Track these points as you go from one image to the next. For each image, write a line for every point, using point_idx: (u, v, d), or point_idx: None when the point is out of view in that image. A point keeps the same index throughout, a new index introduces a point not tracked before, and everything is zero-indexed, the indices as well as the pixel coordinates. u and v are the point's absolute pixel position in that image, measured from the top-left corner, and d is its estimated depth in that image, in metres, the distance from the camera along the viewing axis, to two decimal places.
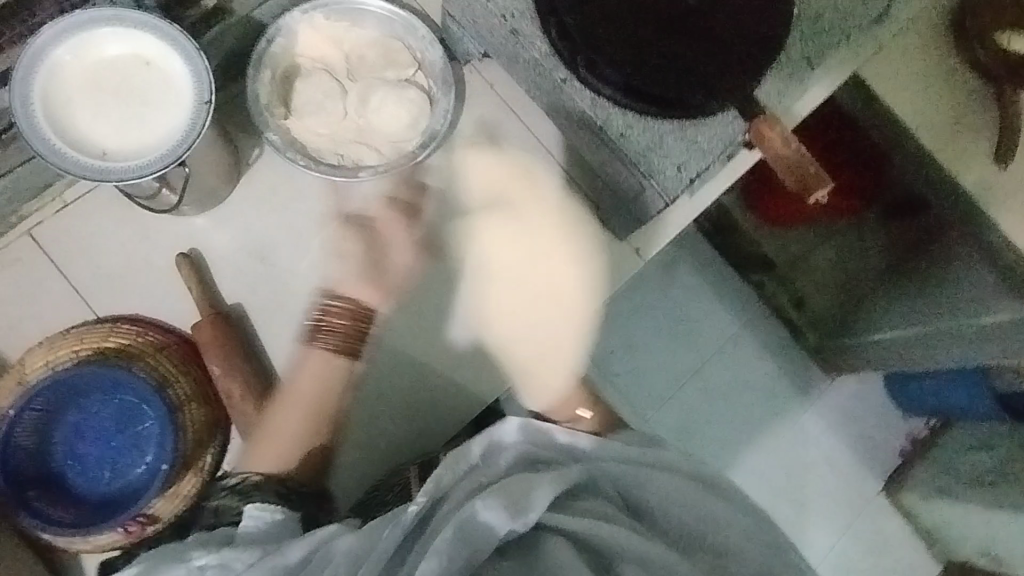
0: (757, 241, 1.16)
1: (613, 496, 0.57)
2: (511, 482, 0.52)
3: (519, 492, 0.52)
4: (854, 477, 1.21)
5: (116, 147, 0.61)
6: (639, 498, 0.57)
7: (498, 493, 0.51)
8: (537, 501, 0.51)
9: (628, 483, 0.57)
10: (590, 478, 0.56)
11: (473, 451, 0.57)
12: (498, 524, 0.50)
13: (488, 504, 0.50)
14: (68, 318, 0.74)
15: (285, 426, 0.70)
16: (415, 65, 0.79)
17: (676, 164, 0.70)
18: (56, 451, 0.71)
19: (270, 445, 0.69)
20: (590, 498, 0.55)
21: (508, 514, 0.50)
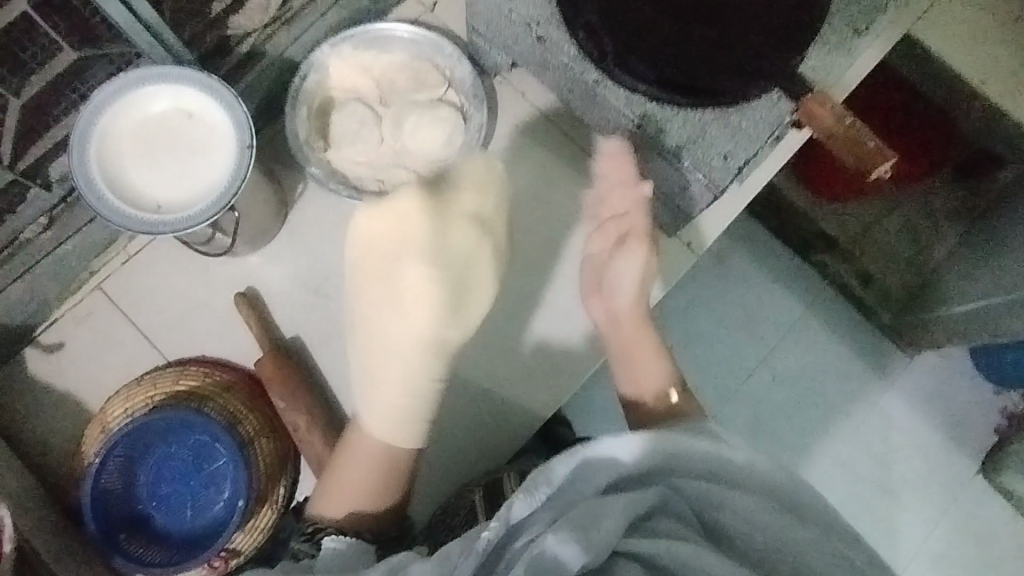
0: (817, 219, 1.09)
1: (690, 518, 0.54)
2: (582, 511, 0.50)
3: (593, 524, 0.49)
4: (946, 459, 1.13)
5: (168, 199, 0.63)
6: (720, 521, 0.54)
7: (568, 523, 0.49)
8: (609, 528, 0.49)
9: (706, 502, 0.54)
10: (664, 501, 0.54)
11: (555, 474, 0.53)
12: (571, 559, 0.48)
13: (558, 539, 0.49)
14: (141, 364, 0.77)
15: (360, 481, 0.68)
16: (446, 83, 0.80)
17: (722, 153, 0.67)
18: (141, 493, 0.74)
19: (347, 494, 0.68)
20: (666, 520, 0.53)
21: (581, 547, 0.48)
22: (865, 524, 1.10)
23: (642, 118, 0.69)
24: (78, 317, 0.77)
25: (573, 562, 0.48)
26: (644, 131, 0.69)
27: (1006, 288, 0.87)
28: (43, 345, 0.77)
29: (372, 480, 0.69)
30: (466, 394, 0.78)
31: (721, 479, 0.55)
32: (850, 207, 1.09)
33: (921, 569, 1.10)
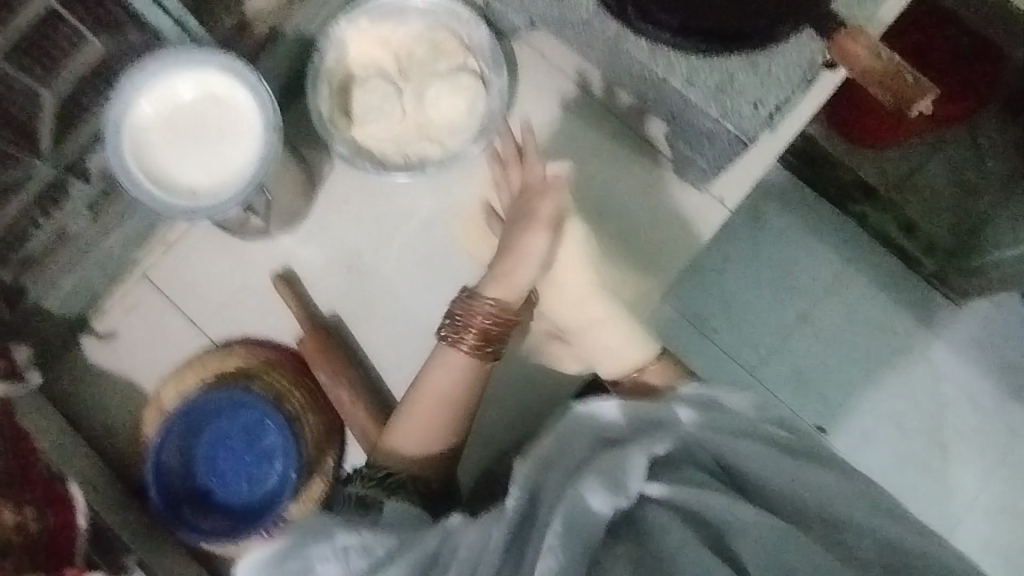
0: (853, 164, 1.05)
1: (715, 469, 0.55)
2: (604, 462, 0.53)
3: (616, 471, 0.52)
4: (999, 408, 1.10)
5: (201, 184, 0.65)
6: (748, 471, 0.55)
7: (595, 475, 0.52)
8: (635, 471, 0.52)
9: (724, 451, 0.55)
10: (687, 450, 0.55)
11: (557, 435, 0.57)
12: (602, 507, 0.51)
13: (590, 487, 0.51)
14: (189, 348, 0.80)
15: (424, 425, 0.68)
16: (464, 50, 0.79)
17: (752, 101, 0.66)
18: (199, 470, 0.78)
19: (406, 445, 0.68)
20: (690, 471, 0.54)
21: (610, 494, 0.51)
22: (914, 478, 1.08)
23: (666, 70, 0.67)
24: (125, 306, 0.80)
25: (602, 511, 0.50)
26: (671, 82, 0.67)
27: None
28: (96, 333, 0.80)
29: (434, 425, 0.68)
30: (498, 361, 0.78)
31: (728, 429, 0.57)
32: (891, 152, 1.04)
33: (974, 520, 1.07)
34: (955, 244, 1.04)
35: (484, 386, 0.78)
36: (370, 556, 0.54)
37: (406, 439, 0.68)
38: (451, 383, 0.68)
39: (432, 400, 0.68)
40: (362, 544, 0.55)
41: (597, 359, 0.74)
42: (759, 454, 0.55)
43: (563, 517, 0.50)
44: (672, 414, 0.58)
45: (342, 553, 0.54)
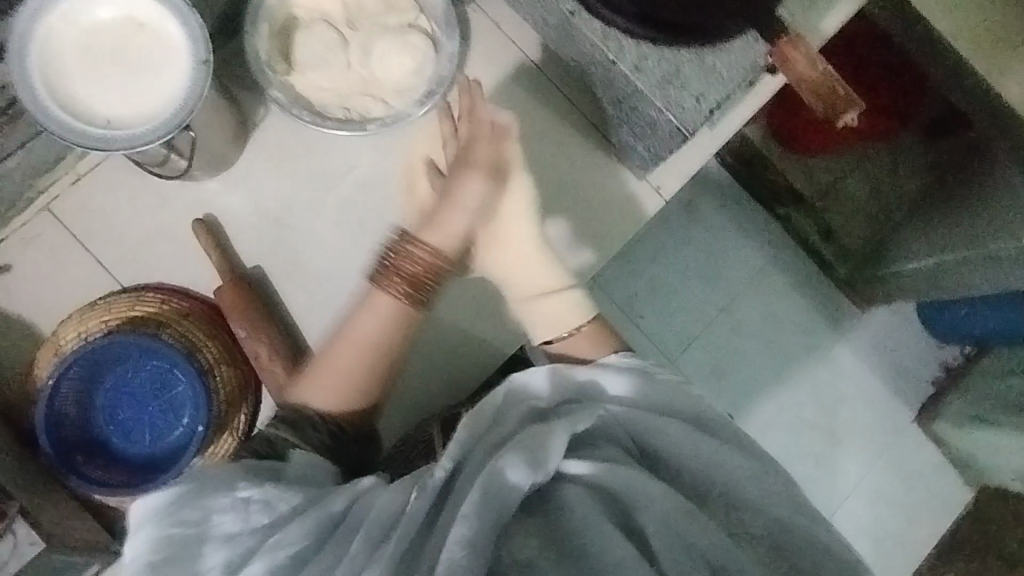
0: (782, 169, 1.12)
1: (628, 445, 0.58)
2: (528, 438, 0.55)
3: (539, 446, 0.54)
4: (886, 407, 1.20)
5: (119, 114, 0.60)
6: (655, 448, 0.58)
7: (518, 450, 0.54)
8: (555, 451, 0.54)
9: (645, 430, 0.59)
10: (606, 426, 0.58)
11: (488, 408, 0.59)
12: (523, 479, 0.52)
13: (511, 461, 0.53)
14: (95, 290, 0.75)
15: (347, 370, 0.68)
16: (417, 8, 0.76)
17: (695, 96, 0.68)
18: (98, 418, 0.74)
19: (318, 387, 0.68)
20: (606, 446, 0.57)
21: (530, 468, 0.53)
22: (808, 468, 1.17)
23: (617, 53, 0.68)
24: (25, 239, 0.74)
25: (520, 481, 0.52)
26: (619, 66, 0.68)
27: (935, 254, 0.97)
28: None
29: (357, 370, 0.69)
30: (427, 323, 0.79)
31: (653, 406, 0.61)
32: (817, 160, 1.12)
33: (855, 507, 1.17)
34: (864, 254, 1.13)
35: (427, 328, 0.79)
36: (270, 513, 0.56)
37: (318, 380, 0.68)
38: (376, 322, 0.67)
39: (360, 340, 0.68)
40: (264, 499, 0.57)
41: (533, 322, 0.74)
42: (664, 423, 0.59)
43: (480, 488, 0.51)
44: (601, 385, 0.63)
45: (244, 506, 0.56)
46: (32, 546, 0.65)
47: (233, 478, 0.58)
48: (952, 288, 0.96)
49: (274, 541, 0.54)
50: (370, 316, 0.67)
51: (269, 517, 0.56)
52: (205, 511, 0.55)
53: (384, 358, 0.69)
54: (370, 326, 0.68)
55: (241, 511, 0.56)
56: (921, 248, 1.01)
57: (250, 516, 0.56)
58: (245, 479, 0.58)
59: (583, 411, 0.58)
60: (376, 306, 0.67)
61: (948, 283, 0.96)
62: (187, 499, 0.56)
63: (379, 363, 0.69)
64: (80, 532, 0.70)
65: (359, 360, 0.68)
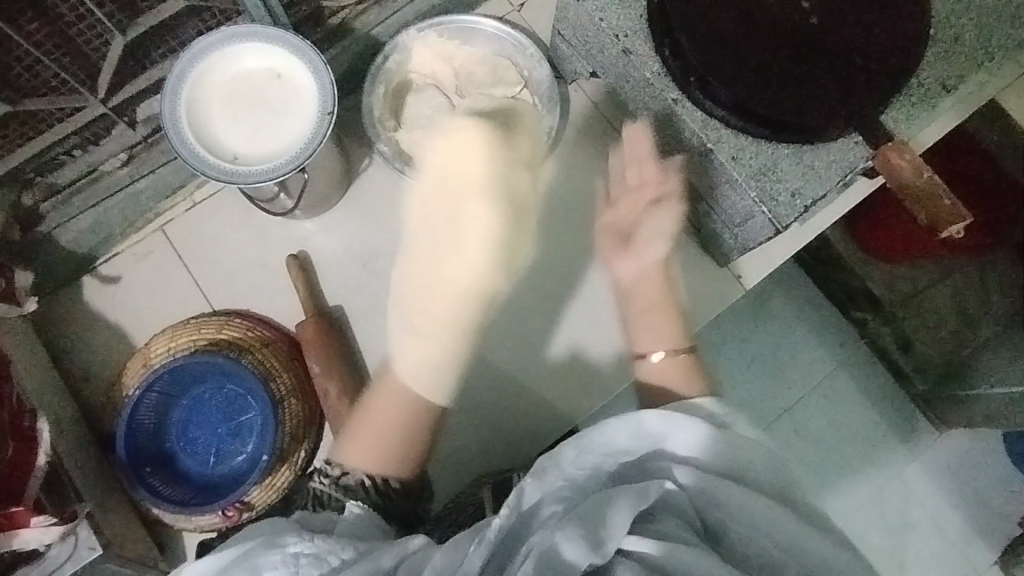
0: (862, 274, 1.10)
1: (693, 521, 0.56)
2: (588, 510, 0.53)
3: (603, 523, 0.52)
4: (961, 541, 1.10)
5: (246, 151, 0.65)
6: (720, 521, 0.56)
7: (577, 523, 0.52)
8: (617, 528, 0.51)
9: (711, 504, 0.56)
10: (672, 502, 0.56)
11: (563, 464, 0.57)
12: (579, 558, 0.50)
13: (568, 537, 0.51)
14: (188, 309, 0.79)
15: (388, 426, 0.69)
16: (523, 82, 0.81)
17: (790, 190, 0.68)
18: (170, 432, 0.76)
19: (357, 450, 0.68)
20: (666, 519, 0.54)
21: (589, 547, 0.50)
22: None
23: (715, 143, 0.68)
24: (136, 255, 0.80)
25: (579, 561, 0.50)
26: (715, 157, 0.69)
27: None
28: (101, 276, 0.80)
29: (400, 428, 0.69)
30: (485, 377, 0.79)
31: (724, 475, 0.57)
32: (900, 269, 1.06)
33: None
34: (946, 373, 1.07)
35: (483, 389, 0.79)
36: (319, 565, 0.54)
37: (360, 441, 0.69)
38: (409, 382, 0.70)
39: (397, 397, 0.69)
40: (314, 552, 0.55)
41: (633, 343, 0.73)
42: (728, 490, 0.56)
43: (536, 562, 0.50)
44: (674, 448, 0.58)
45: (292, 562, 0.54)
46: (92, 552, 0.62)
47: (283, 534, 0.56)
48: None
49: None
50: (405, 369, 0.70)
51: (317, 572, 0.54)
52: (254, 569, 0.54)
53: (425, 407, 0.70)
54: (416, 377, 0.70)
55: (291, 567, 0.54)
56: (1013, 371, 0.95)
57: (299, 571, 0.54)
58: (294, 534, 0.56)
59: (651, 484, 0.54)
60: (427, 330, 0.70)
61: None
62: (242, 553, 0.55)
63: (423, 417, 0.70)
64: (134, 542, 0.71)
65: (404, 412, 0.69)
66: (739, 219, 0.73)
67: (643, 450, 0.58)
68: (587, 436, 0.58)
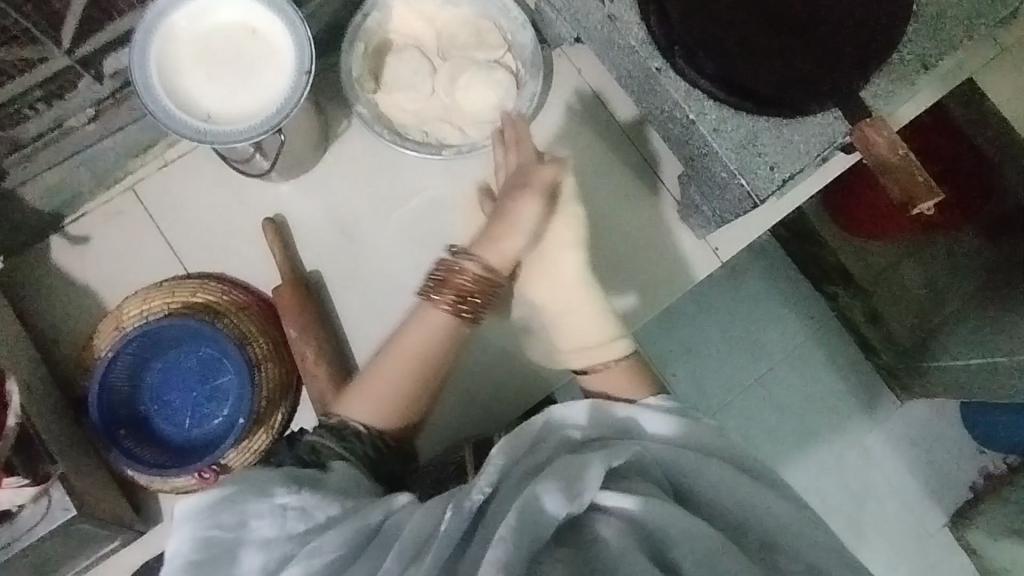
0: (836, 251, 1.10)
1: (664, 484, 0.58)
2: (565, 466, 0.55)
3: (579, 481, 0.54)
4: (916, 506, 1.15)
5: (219, 110, 0.63)
6: (690, 488, 0.58)
7: (555, 478, 0.54)
8: (591, 481, 0.54)
9: (684, 470, 0.58)
10: (643, 463, 0.58)
11: (533, 427, 0.60)
12: (558, 507, 0.52)
13: (548, 488, 0.53)
14: (160, 272, 0.78)
15: (392, 381, 0.64)
16: (505, 47, 0.79)
17: (769, 163, 0.68)
18: (144, 395, 0.75)
19: (360, 402, 0.64)
20: (638, 481, 0.56)
21: (567, 499, 0.53)
22: None
23: (698, 113, 0.68)
24: (106, 215, 0.78)
25: (556, 514, 0.52)
26: (698, 126, 0.69)
27: (996, 349, 0.94)
28: (69, 236, 0.78)
29: (407, 383, 0.65)
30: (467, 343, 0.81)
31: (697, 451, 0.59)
32: (873, 246, 1.07)
33: None
34: (911, 346, 1.10)
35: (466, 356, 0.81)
36: (307, 519, 0.54)
37: (368, 393, 0.64)
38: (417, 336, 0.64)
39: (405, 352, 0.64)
40: (302, 506, 0.55)
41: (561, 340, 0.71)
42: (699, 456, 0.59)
43: (517, 511, 0.51)
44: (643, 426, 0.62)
45: (280, 513, 0.54)
46: (66, 513, 0.63)
47: (270, 483, 0.55)
48: (1006, 386, 0.95)
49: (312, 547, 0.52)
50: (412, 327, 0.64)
51: (305, 525, 0.54)
52: (244, 514, 0.53)
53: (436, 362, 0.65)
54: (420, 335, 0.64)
55: (279, 518, 0.54)
56: (978, 341, 0.98)
57: (288, 523, 0.54)
58: (281, 485, 0.55)
59: (621, 446, 0.57)
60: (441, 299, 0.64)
61: (1007, 379, 0.94)
62: (228, 498, 0.54)
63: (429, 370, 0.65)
64: (110, 503, 0.71)
65: (406, 372, 0.64)
66: (717, 196, 0.74)
67: (614, 422, 0.62)
68: (555, 411, 0.61)
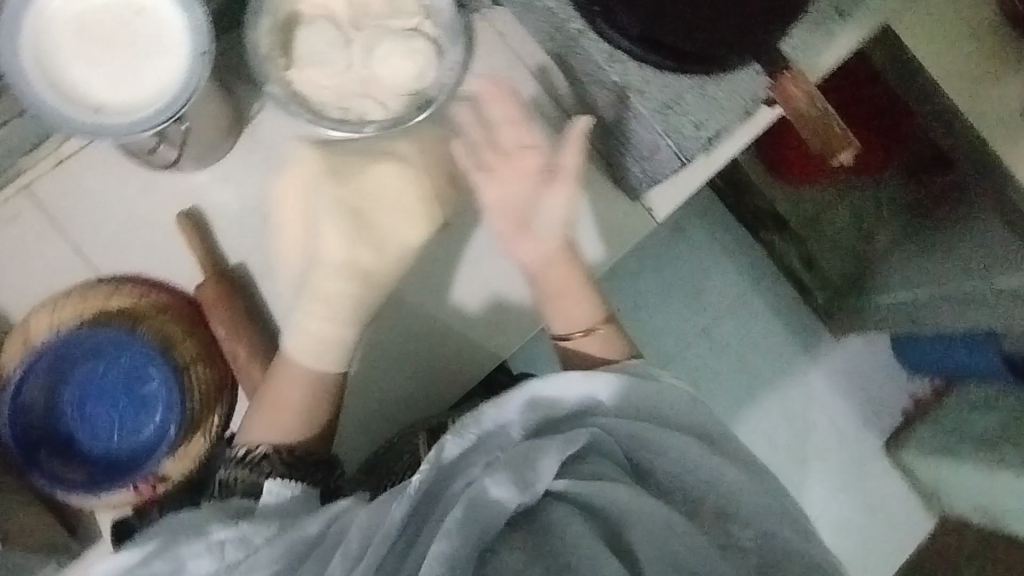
0: (771, 198, 1.14)
1: (620, 459, 0.58)
2: (517, 455, 0.54)
3: (529, 468, 0.54)
4: (855, 435, 1.22)
5: (108, 101, 0.58)
6: (647, 460, 0.59)
7: (506, 468, 0.54)
8: (544, 471, 0.54)
9: (637, 444, 0.59)
10: (598, 442, 0.58)
11: (485, 421, 0.58)
12: (506, 500, 0.52)
13: (495, 481, 0.53)
14: (71, 278, 0.73)
15: (292, 401, 0.68)
16: (423, 14, 0.75)
17: (694, 122, 0.69)
18: (65, 410, 0.71)
19: (265, 427, 0.68)
20: (598, 460, 0.57)
21: (518, 489, 0.53)
22: None
23: (622, 75, 0.69)
24: (3, 221, 0.72)
25: (504, 505, 0.52)
26: (622, 87, 0.69)
27: (919, 285, 1.00)
28: None
29: (306, 400, 0.69)
30: (410, 321, 0.77)
31: (655, 415, 0.61)
32: (805, 192, 1.13)
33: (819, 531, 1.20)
34: (846, 285, 1.17)
35: (417, 340, 0.77)
36: (245, 547, 0.55)
37: (268, 415, 0.68)
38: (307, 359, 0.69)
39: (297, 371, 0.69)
40: (239, 536, 0.56)
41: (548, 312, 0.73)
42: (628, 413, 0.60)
43: (463, 507, 0.52)
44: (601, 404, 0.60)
45: (218, 548, 0.55)
46: None
47: (206, 522, 0.56)
48: (928, 321, 1.02)
49: (248, 570, 0.54)
50: (301, 349, 0.69)
51: (243, 553, 0.55)
52: (178, 558, 0.54)
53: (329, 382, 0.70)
54: (314, 352, 0.69)
55: (217, 553, 0.55)
56: (908, 279, 1.03)
57: (226, 557, 0.55)
58: (219, 521, 0.56)
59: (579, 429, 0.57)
60: (325, 312, 0.70)
61: (932, 315, 1.01)
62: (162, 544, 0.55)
63: (326, 387, 0.70)
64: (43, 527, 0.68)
65: (307, 390, 0.69)
66: (652, 146, 0.72)
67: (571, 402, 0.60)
68: (485, 413, 0.58)
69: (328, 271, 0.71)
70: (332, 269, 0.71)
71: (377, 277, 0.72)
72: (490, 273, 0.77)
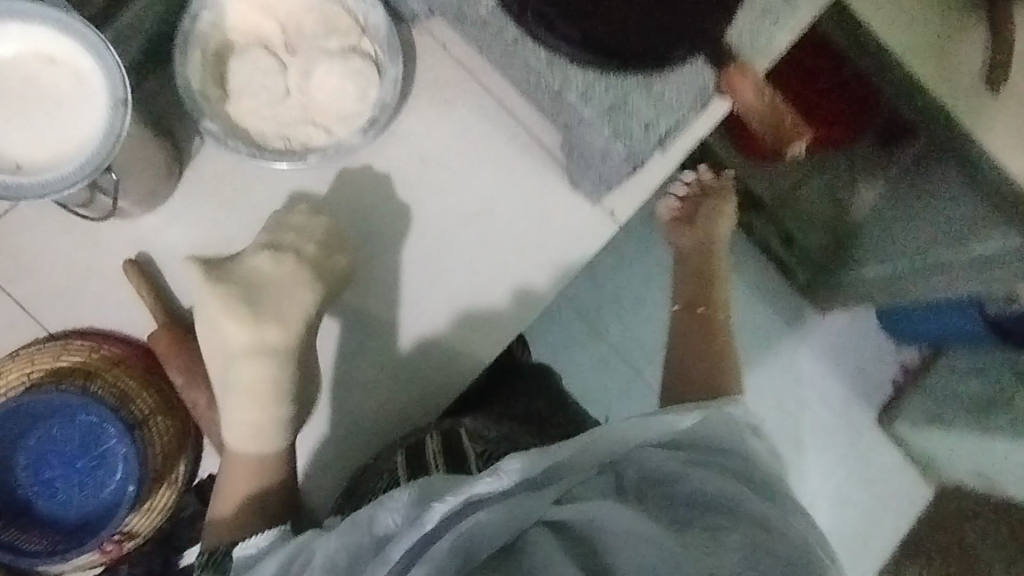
0: (743, 177, 1.10)
1: (613, 474, 0.55)
2: (519, 501, 0.50)
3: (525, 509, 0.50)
4: (847, 411, 1.21)
5: (28, 159, 0.56)
6: (633, 469, 0.55)
7: (506, 511, 0.50)
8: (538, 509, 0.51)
9: (628, 460, 0.56)
10: (607, 467, 0.55)
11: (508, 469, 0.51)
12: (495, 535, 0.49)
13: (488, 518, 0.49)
14: (23, 337, 0.71)
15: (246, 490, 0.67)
16: (359, 31, 0.73)
17: (643, 123, 0.66)
18: (21, 476, 0.70)
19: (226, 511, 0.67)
20: (593, 485, 0.54)
21: (507, 522, 0.50)
22: None
23: (564, 82, 0.66)
24: None
25: (491, 536, 0.49)
26: (565, 95, 0.66)
27: (901, 257, 0.98)
28: None
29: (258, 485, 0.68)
30: (375, 347, 0.75)
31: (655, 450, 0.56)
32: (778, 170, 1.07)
33: (818, 510, 1.19)
34: (825, 261, 1.14)
35: (384, 369, 0.75)
36: None
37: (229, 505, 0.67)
38: (245, 446, 0.68)
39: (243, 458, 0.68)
40: None
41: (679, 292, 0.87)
42: (614, 432, 0.55)
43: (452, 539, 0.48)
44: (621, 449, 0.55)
45: None
46: None
47: None
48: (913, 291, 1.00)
49: None
50: (240, 442, 0.68)
51: None
52: None
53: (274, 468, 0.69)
54: (251, 443, 0.68)
55: None
56: (885, 250, 1.02)
57: None
58: None
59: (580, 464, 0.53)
60: (249, 395, 0.67)
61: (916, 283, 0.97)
62: None
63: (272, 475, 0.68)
64: None
65: (256, 481, 0.68)
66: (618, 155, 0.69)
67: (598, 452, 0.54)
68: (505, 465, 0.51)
69: (239, 356, 0.68)
70: (244, 355, 0.68)
71: (288, 352, 0.69)
72: (457, 285, 0.76)
